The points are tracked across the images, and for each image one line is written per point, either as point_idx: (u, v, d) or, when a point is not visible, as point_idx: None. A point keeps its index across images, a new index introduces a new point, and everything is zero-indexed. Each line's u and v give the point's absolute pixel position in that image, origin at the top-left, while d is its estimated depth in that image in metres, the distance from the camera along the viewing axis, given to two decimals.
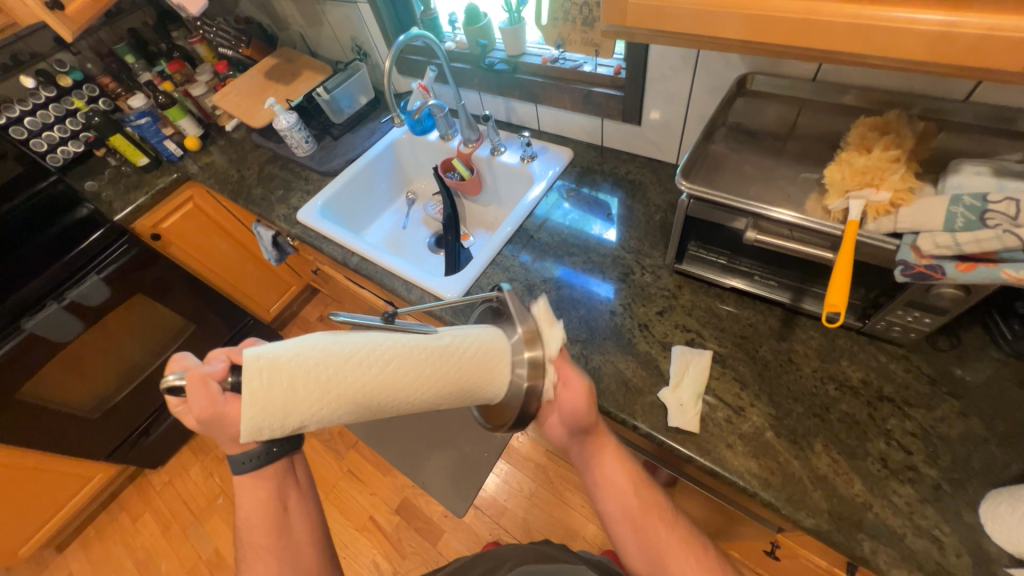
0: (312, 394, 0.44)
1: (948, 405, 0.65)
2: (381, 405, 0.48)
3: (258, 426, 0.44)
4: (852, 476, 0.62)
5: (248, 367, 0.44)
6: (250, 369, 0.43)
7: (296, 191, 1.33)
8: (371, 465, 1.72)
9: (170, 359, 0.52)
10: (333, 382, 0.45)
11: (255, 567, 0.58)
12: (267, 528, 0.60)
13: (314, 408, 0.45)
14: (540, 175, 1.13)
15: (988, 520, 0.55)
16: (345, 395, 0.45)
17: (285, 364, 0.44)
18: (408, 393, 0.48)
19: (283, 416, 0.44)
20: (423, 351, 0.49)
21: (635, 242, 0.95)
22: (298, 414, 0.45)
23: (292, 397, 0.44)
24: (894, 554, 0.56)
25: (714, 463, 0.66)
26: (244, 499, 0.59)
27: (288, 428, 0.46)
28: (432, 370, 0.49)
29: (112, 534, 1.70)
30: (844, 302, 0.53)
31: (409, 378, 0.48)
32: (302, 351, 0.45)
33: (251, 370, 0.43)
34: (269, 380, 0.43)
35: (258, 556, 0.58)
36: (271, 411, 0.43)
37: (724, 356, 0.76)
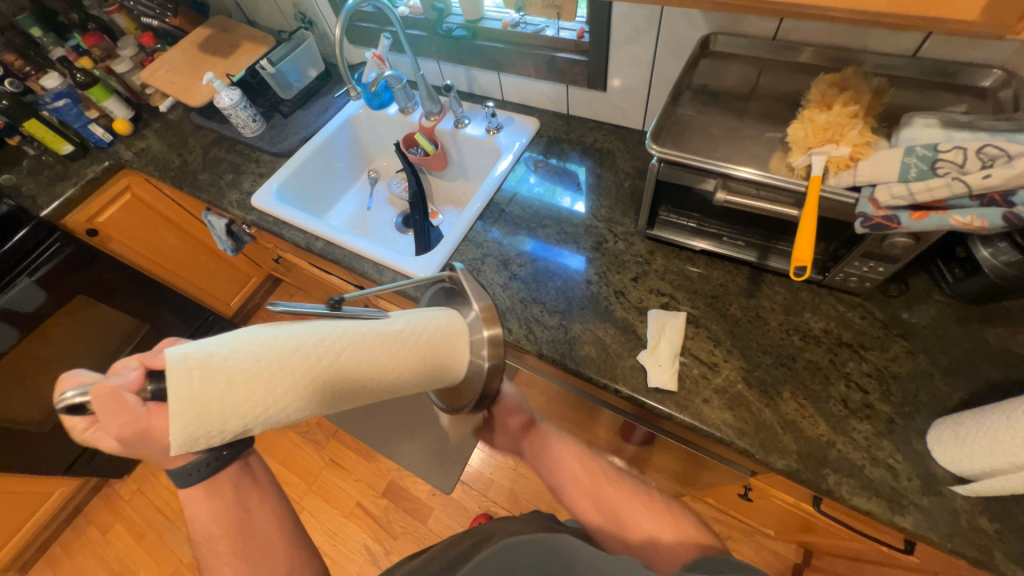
0: (260, 392, 0.40)
1: (899, 346, 0.70)
2: (337, 397, 0.46)
3: (193, 435, 0.39)
4: (817, 418, 0.66)
5: (174, 371, 0.38)
6: (176, 373, 0.38)
7: (247, 175, 1.24)
8: (353, 452, 1.70)
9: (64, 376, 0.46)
10: (283, 376, 0.41)
11: (243, 564, 0.57)
12: (250, 523, 0.58)
13: (263, 407, 0.41)
14: (508, 147, 1.11)
15: (934, 445, 0.61)
16: (298, 388, 0.42)
17: (222, 363, 0.39)
18: (367, 380, 0.47)
19: (223, 421, 0.39)
20: (376, 337, 0.48)
21: (607, 211, 0.96)
22: (239, 418, 0.40)
23: (235, 399, 0.39)
24: (854, 484, 0.61)
25: (693, 417, 0.69)
26: (223, 497, 0.57)
27: (227, 433, 0.41)
28: (389, 356, 0.48)
29: (81, 548, 1.62)
30: (810, 256, 0.56)
31: (366, 365, 0.46)
32: (239, 347, 0.40)
33: (178, 373, 0.38)
34: (204, 383, 0.38)
35: (245, 552, 0.57)
36: (210, 416, 0.38)
37: (697, 316, 0.78)
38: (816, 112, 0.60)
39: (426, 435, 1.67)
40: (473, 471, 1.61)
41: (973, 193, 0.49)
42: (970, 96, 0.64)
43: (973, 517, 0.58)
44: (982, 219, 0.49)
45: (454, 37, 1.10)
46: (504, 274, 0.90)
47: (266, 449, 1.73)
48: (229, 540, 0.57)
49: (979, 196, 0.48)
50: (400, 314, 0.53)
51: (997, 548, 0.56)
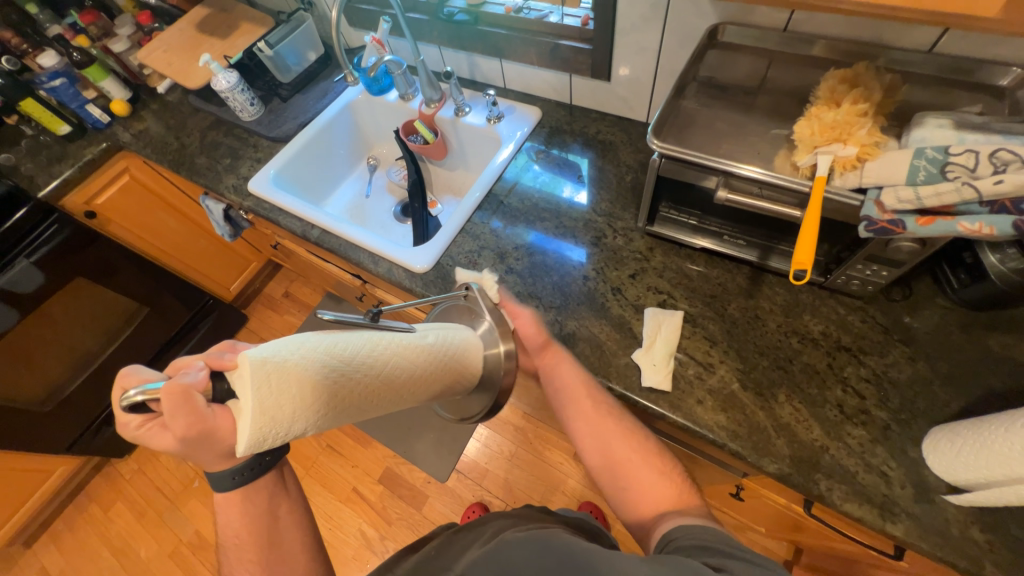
0: (326, 396, 0.41)
1: (899, 351, 0.69)
2: (385, 405, 0.48)
3: (261, 438, 0.39)
4: (812, 423, 0.66)
5: (251, 372, 0.38)
6: (255, 375, 0.38)
7: (245, 160, 1.23)
8: (350, 438, 1.71)
9: (122, 376, 0.46)
10: (350, 384, 0.43)
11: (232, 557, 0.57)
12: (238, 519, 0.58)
13: (327, 413, 0.42)
14: (509, 137, 1.08)
15: (929, 453, 0.60)
16: (359, 396, 0.44)
17: (296, 368, 0.39)
18: (412, 390, 0.49)
19: (292, 424, 0.40)
20: (422, 348, 0.50)
21: (607, 205, 0.94)
22: (305, 420, 0.40)
23: (308, 404, 0.40)
24: (847, 490, 0.61)
25: (686, 418, 0.68)
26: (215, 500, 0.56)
27: (289, 437, 0.41)
28: (431, 367, 0.51)
29: (84, 526, 1.65)
30: (811, 260, 0.54)
31: (414, 376, 0.49)
32: (311, 353, 0.41)
33: (258, 375, 0.38)
34: (280, 386, 0.38)
35: (233, 542, 0.57)
36: (284, 419, 0.39)
37: (694, 316, 0.77)
38: (824, 109, 0.58)
39: (423, 424, 1.69)
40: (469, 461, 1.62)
41: (984, 199, 0.47)
42: (987, 95, 0.62)
43: (964, 527, 0.57)
44: (991, 226, 0.47)
45: (456, 21, 1.07)
46: (500, 268, 0.89)
47: None
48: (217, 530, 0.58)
49: (989, 202, 0.47)
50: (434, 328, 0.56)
51: (987, 559, 0.55)
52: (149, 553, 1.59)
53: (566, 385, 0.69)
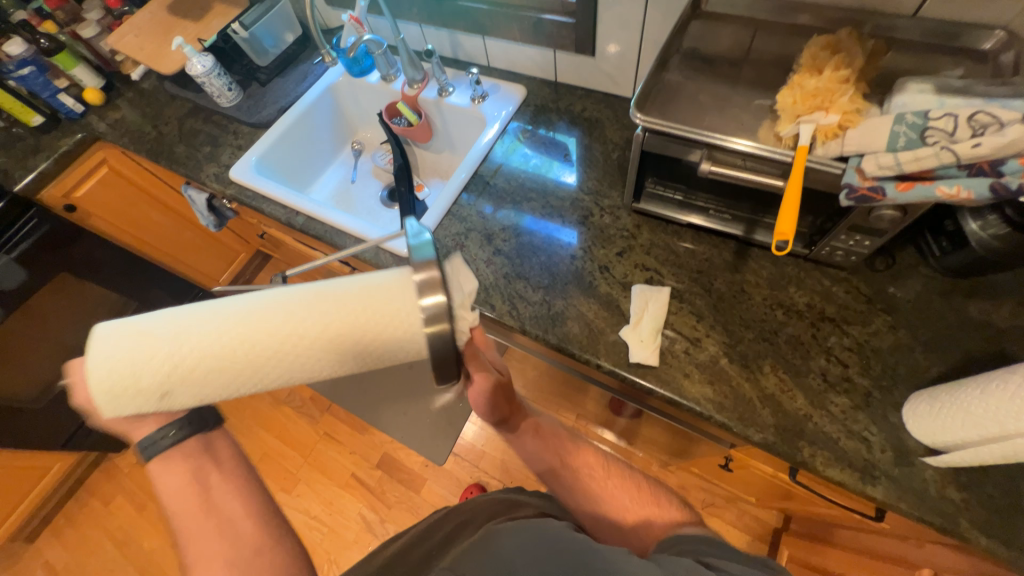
0: (161, 360, 0.43)
1: (881, 319, 0.70)
2: (254, 369, 0.44)
3: (120, 397, 0.44)
4: (795, 392, 0.67)
5: (101, 339, 0.44)
6: (102, 340, 0.44)
7: (225, 147, 1.20)
8: (346, 425, 1.73)
9: None
10: (206, 343, 0.43)
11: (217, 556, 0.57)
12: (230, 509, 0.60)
13: (191, 371, 0.43)
14: (493, 116, 1.06)
15: (909, 418, 0.61)
16: (220, 355, 0.43)
17: (135, 331, 0.44)
18: (278, 355, 0.44)
19: (136, 384, 0.43)
20: (305, 303, 0.44)
21: (594, 184, 0.93)
22: (147, 381, 0.43)
23: (140, 366, 0.43)
24: (829, 455, 0.62)
25: (673, 392, 0.69)
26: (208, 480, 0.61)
27: (157, 398, 0.45)
28: (316, 324, 0.43)
29: (85, 519, 1.66)
30: (793, 230, 0.54)
31: (280, 331, 0.43)
32: (154, 319, 0.44)
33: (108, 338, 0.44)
34: (131, 346, 0.43)
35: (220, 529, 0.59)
36: (123, 380, 0.43)
37: (682, 292, 0.77)
38: (807, 77, 0.57)
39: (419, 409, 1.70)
40: (465, 444, 1.64)
41: (962, 163, 0.47)
42: (970, 59, 0.61)
43: (941, 488, 0.59)
44: (969, 190, 0.47)
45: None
46: (488, 250, 0.88)
47: (261, 423, 1.76)
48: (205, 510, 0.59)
49: (967, 165, 0.47)
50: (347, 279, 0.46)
51: (962, 516, 0.57)
52: (152, 543, 1.61)
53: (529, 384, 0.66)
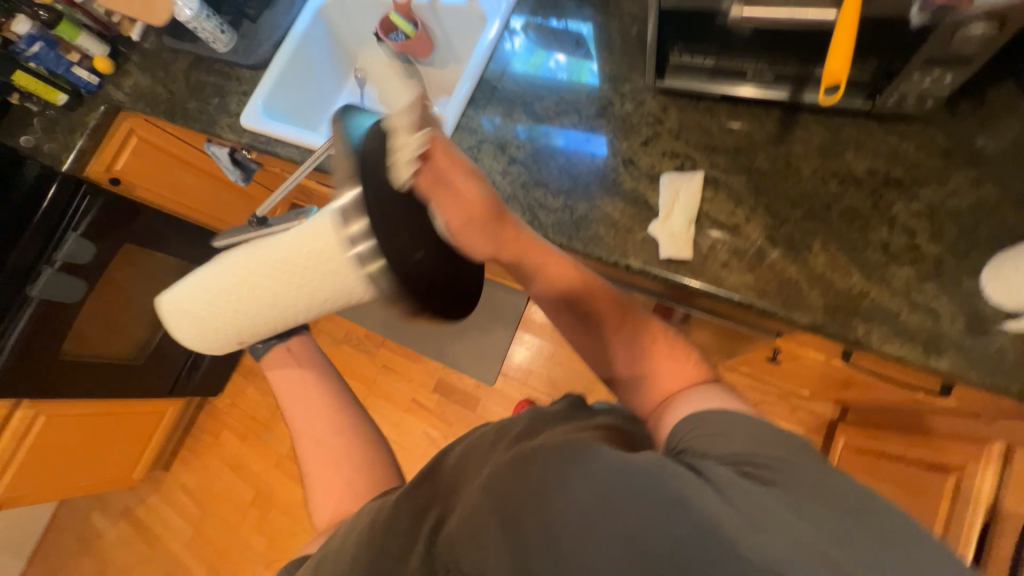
0: (205, 321, 0.59)
1: (963, 175, 0.59)
2: (265, 317, 0.58)
3: (201, 344, 0.64)
4: (851, 269, 0.60)
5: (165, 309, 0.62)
6: (165, 311, 0.62)
7: (232, 95, 1.18)
8: (401, 357, 1.85)
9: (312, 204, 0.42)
10: (219, 309, 0.58)
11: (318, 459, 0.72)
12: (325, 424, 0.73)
13: (218, 325, 0.59)
14: (494, 10, 0.95)
15: (990, 282, 0.54)
16: (236, 316, 0.58)
17: (177, 304, 0.60)
18: (272, 308, 0.55)
19: (206, 337, 0.62)
20: (256, 268, 0.53)
21: (611, 68, 0.82)
22: (212, 335, 0.61)
23: (197, 327, 0.60)
24: (887, 331, 0.57)
25: (710, 283, 0.65)
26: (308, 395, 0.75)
27: (225, 341, 0.63)
28: (274, 283, 0.53)
29: (203, 450, 1.97)
30: (846, 69, 0.44)
31: (264, 289, 0.54)
32: (181, 292, 0.59)
33: (166, 307, 0.61)
34: (180, 314, 0.60)
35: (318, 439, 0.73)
36: (193, 334, 0.62)
37: (718, 176, 0.70)
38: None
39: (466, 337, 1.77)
40: (513, 364, 1.70)
41: None
42: None
43: (1022, 353, 0.53)
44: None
45: None
46: (503, 160, 0.83)
47: None
48: (310, 407, 0.75)
49: None
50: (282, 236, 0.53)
51: None
52: (259, 465, 1.88)
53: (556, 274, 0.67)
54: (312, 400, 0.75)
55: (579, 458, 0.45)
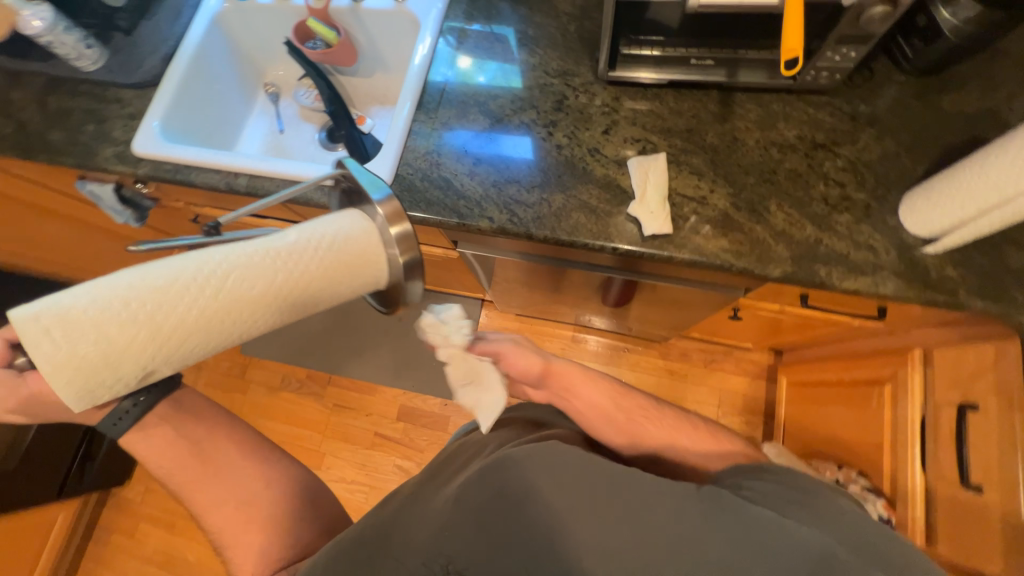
0: (132, 337, 0.39)
1: (868, 134, 0.71)
2: (233, 327, 0.44)
3: (89, 393, 0.40)
4: (804, 222, 0.69)
5: (26, 328, 0.37)
6: (29, 329, 0.37)
7: (113, 120, 0.99)
8: (355, 391, 1.70)
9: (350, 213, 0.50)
10: (166, 318, 0.40)
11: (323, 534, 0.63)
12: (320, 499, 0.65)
13: (135, 352, 0.40)
14: (426, 15, 0.93)
15: (908, 217, 0.65)
16: (189, 328, 0.41)
17: (78, 314, 0.38)
18: (259, 312, 0.44)
19: (111, 371, 0.40)
20: (286, 249, 0.44)
21: (557, 63, 0.84)
22: (125, 367, 0.40)
23: (108, 349, 0.39)
24: (842, 270, 0.66)
25: (692, 252, 0.70)
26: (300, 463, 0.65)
27: (130, 381, 0.42)
28: (293, 274, 0.44)
29: (117, 555, 1.61)
30: (801, 45, 0.50)
31: (276, 281, 0.44)
32: (91, 293, 0.39)
33: (29, 327, 0.37)
34: (65, 334, 0.38)
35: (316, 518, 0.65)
36: (87, 369, 0.39)
37: (678, 155, 0.75)
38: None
39: (424, 357, 1.71)
40: None
41: None
42: None
43: (941, 269, 0.65)
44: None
45: None
46: (467, 162, 0.81)
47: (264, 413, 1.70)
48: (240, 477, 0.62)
49: None
50: (285, 235, 0.45)
51: (961, 288, 0.64)
52: (198, 553, 1.59)
53: (590, 401, 0.71)
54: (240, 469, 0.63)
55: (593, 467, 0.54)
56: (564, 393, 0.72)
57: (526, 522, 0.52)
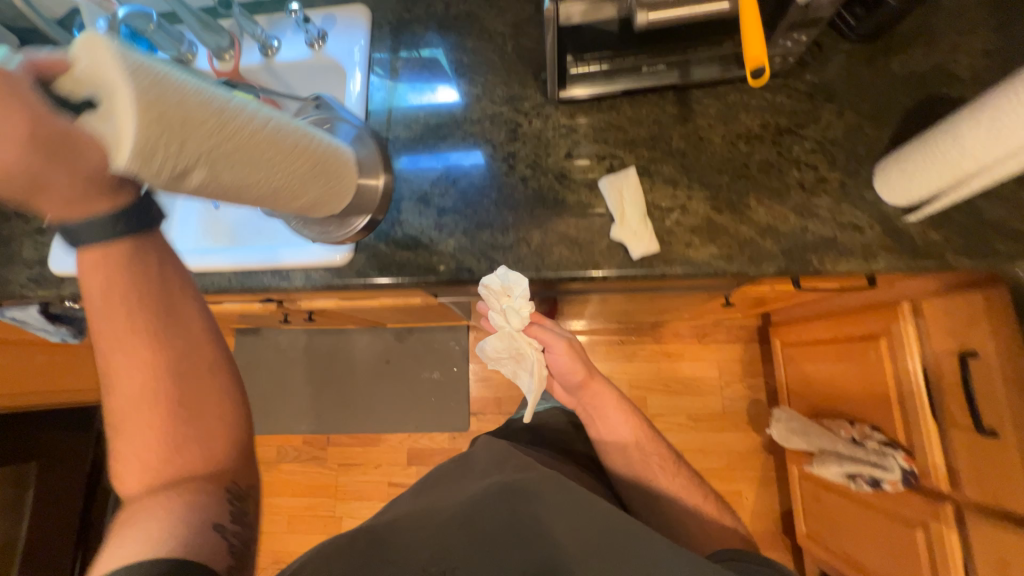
0: (206, 123, 0.41)
1: (828, 110, 0.71)
2: (264, 167, 0.48)
3: (143, 150, 0.38)
4: (786, 213, 0.68)
5: (101, 45, 0.36)
6: (105, 54, 0.36)
7: (17, 239, 0.86)
8: (359, 445, 1.64)
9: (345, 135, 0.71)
10: (237, 124, 0.43)
11: None
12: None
13: (206, 137, 0.41)
14: (348, 58, 0.84)
15: (884, 189, 0.65)
16: (246, 145, 0.44)
17: (170, 77, 0.38)
18: (286, 167, 0.50)
19: (177, 143, 0.39)
20: (319, 135, 0.55)
21: (502, 90, 0.79)
22: (188, 148, 0.40)
23: (189, 121, 0.39)
24: (834, 254, 0.66)
25: (684, 266, 0.68)
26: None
27: (173, 167, 0.40)
28: (319, 153, 0.54)
29: None
30: (765, 53, 0.48)
31: (311, 150, 0.52)
32: (173, 69, 0.39)
33: (106, 54, 0.36)
34: (163, 89, 0.37)
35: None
36: (166, 129, 0.38)
37: (647, 166, 0.73)
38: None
39: (419, 394, 1.65)
40: (479, 400, 1.64)
41: None
42: None
43: (925, 236, 0.65)
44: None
45: None
46: (432, 214, 0.76)
47: (271, 490, 1.66)
48: (188, 433, 0.54)
49: None
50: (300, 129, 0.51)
51: (947, 250, 0.64)
52: None
53: (618, 430, 0.87)
54: (182, 404, 0.54)
55: (593, 506, 0.61)
56: (595, 419, 0.88)
57: (520, 533, 0.64)
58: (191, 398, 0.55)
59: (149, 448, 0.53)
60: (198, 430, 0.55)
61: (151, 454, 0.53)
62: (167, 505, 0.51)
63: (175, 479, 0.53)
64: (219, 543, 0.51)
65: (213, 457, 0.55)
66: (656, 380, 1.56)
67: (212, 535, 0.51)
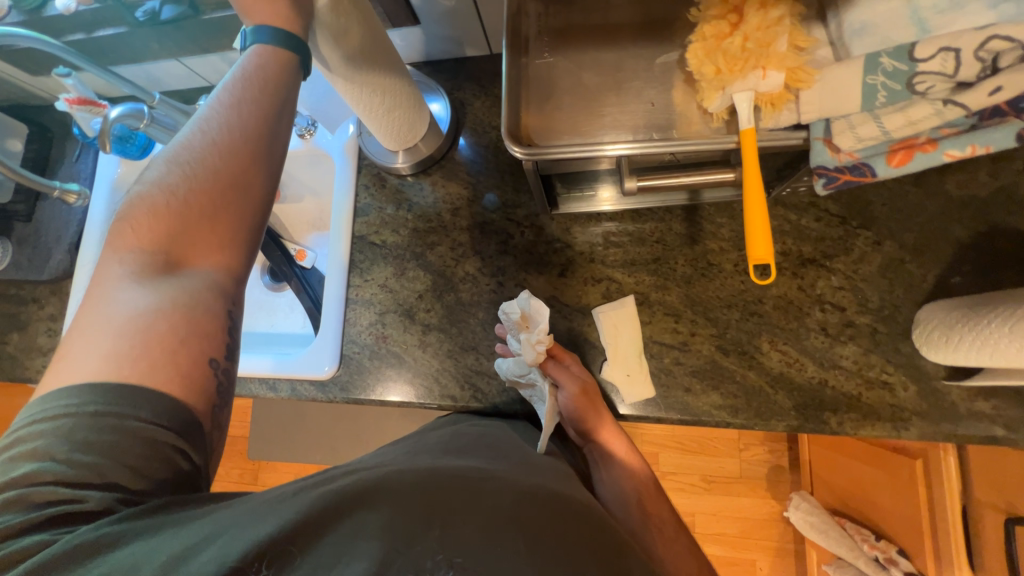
0: (360, 32, 0.52)
1: (863, 239, 0.61)
2: (366, 81, 0.57)
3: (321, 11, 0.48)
4: (803, 360, 0.60)
5: None
6: None
7: (33, 323, 0.90)
8: None
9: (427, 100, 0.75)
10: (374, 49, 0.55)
11: None
12: None
13: (356, 36, 0.52)
14: (338, 149, 0.81)
15: (924, 348, 0.56)
16: (366, 63, 0.55)
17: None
18: (376, 92, 0.60)
19: (337, 28, 0.50)
20: (417, 95, 0.66)
21: (494, 193, 0.74)
22: (339, 37, 0.51)
23: (356, 20, 0.51)
24: (856, 417, 0.58)
25: (682, 413, 0.62)
26: None
27: (321, 35, 0.51)
28: (405, 103, 0.64)
29: None
30: (771, 255, 0.41)
31: (403, 97, 0.63)
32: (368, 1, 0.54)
33: None
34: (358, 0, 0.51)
35: None
36: (343, 14, 0.50)
37: (647, 293, 0.66)
38: (722, 31, 0.42)
39: None
40: None
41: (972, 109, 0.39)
42: None
43: (971, 404, 0.56)
44: (987, 145, 0.41)
45: (169, 21, 0.71)
46: (416, 331, 0.72)
47: None
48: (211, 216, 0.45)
49: (979, 112, 0.38)
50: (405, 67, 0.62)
51: (997, 423, 0.55)
52: None
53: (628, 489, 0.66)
54: (224, 195, 0.45)
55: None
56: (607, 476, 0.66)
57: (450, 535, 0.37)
58: (227, 196, 0.45)
59: (158, 208, 0.44)
60: (222, 234, 0.45)
61: (157, 216, 0.44)
62: (157, 286, 0.42)
63: (173, 256, 0.44)
64: (208, 380, 0.42)
65: (231, 263, 0.46)
66: (671, 439, 1.45)
67: (206, 370, 0.42)
